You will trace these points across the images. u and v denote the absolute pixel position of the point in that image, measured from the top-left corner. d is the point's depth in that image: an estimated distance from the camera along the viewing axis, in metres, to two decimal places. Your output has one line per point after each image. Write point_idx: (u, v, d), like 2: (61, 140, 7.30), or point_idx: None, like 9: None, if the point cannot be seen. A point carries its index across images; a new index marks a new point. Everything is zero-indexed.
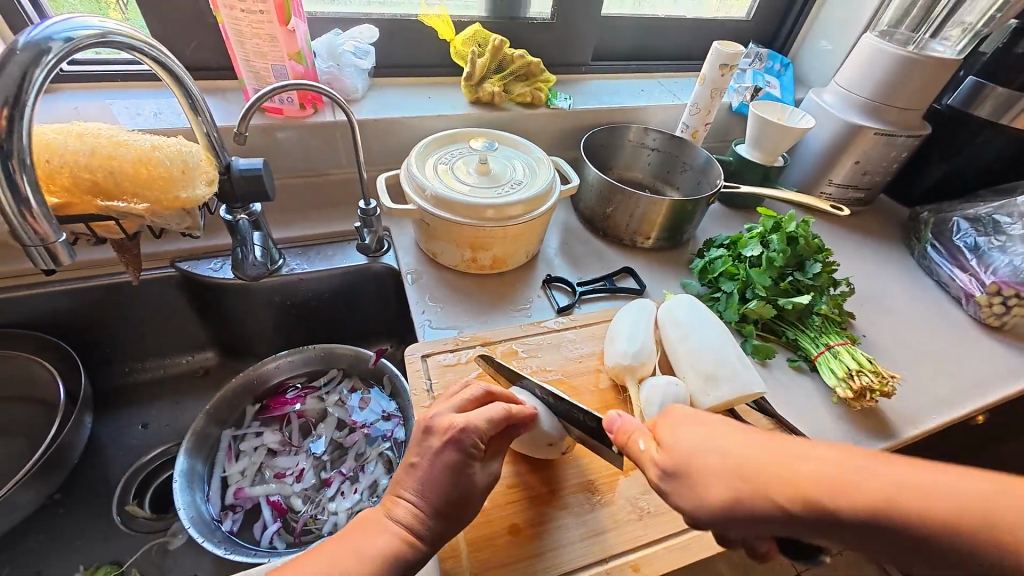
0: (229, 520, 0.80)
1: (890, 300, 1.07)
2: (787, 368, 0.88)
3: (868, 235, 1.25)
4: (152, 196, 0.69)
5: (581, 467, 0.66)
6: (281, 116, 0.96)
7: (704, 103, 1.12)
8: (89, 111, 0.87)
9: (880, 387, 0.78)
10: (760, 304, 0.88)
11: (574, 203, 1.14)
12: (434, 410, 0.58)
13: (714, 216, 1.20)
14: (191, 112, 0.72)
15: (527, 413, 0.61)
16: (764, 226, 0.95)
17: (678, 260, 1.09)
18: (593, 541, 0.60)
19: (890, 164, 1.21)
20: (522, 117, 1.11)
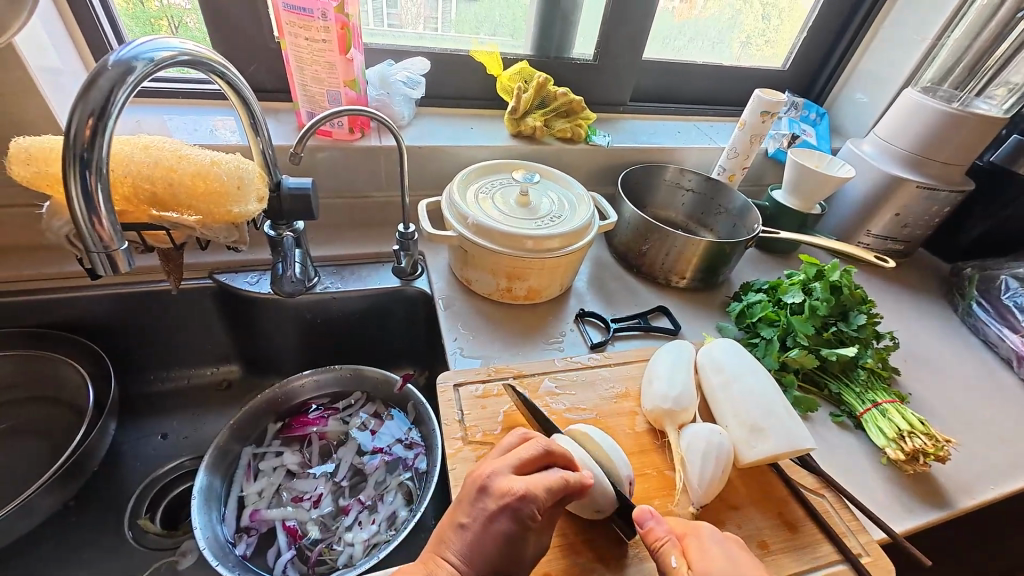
0: (243, 543, 0.77)
1: (935, 358, 1.03)
2: (830, 423, 0.84)
3: (908, 288, 1.22)
4: (205, 209, 0.70)
5: (617, 516, 0.63)
6: (329, 138, 0.98)
7: (743, 148, 1.12)
8: (150, 124, 0.91)
9: (935, 451, 0.74)
10: (802, 353, 0.85)
11: (608, 239, 1.14)
12: (491, 469, 0.57)
13: (749, 259, 1.19)
14: (252, 131, 0.74)
15: (585, 483, 0.57)
16: (806, 273, 0.93)
17: (713, 301, 1.07)
18: None
19: (931, 217, 1.19)
20: (561, 152, 1.13)
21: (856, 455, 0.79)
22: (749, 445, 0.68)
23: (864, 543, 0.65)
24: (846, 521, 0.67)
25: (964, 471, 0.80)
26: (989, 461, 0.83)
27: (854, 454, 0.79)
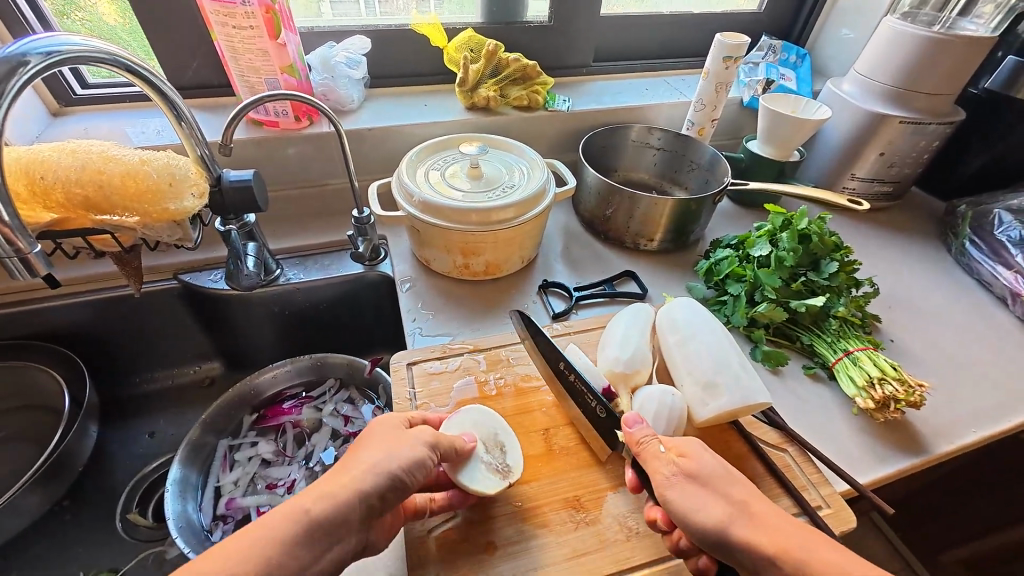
0: (220, 530, 0.80)
1: (924, 302, 0.98)
2: (802, 377, 0.81)
3: (898, 231, 1.16)
4: (141, 209, 0.70)
5: (567, 483, 0.62)
6: (277, 129, 0.97)
7: (709, 98, 1.07)
8: (98, 130, 0.92)
9: (906, 397, 0.71)
10: (770, 307, 0.82)
11: (574, 206, 1.11)
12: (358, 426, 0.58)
13: (725, 215, 1.14)
14: (176, 121, 0.73)
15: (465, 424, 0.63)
16: (774, 223, 0.89)
17: (684, 262, 1.03)
18: (575, 563, 0.55)
19: (920, 154, 1.12)
20: (519, 121, 1.10)
21: (827, 407, 0.77)
22: (702, 403, 0.66)
23: (825, 495, 0.63)
24: (808, 474, 0.65)
25: (945, 416, 0.76)
26: (974, 404, 0.79)
27: (826, 406, 0.77)
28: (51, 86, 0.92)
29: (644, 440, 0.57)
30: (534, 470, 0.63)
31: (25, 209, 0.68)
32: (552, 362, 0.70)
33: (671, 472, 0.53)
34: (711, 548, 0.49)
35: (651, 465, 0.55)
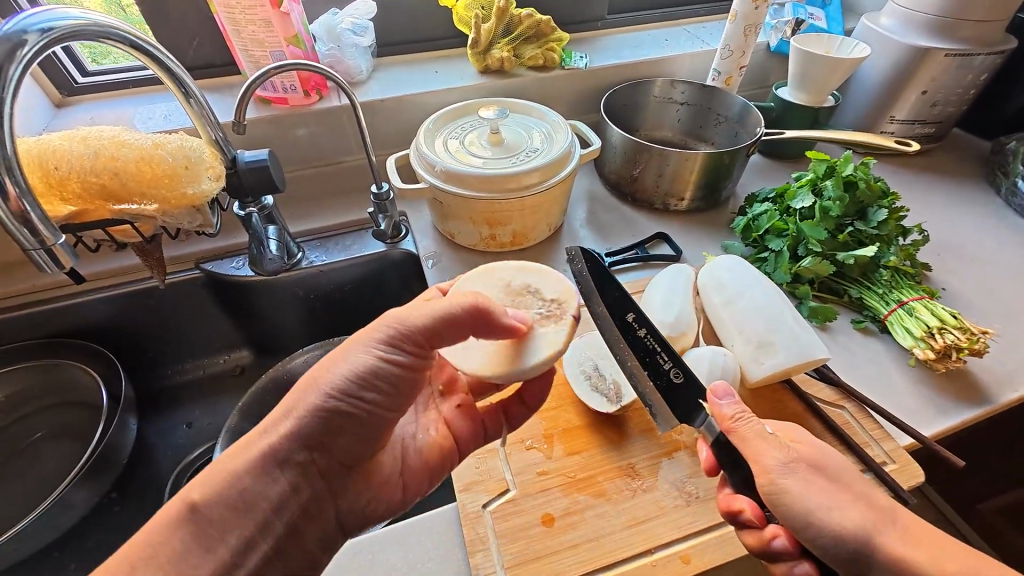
0: None
1: (974, 247, 0.93)
2: (851, 331, 0.78)
3: (941, 175, 1.09)
4: (159, 194, 0.67)
5: (619, 451, 0.60)
6: (286, 106, 0.93)
7: (738, 43, 1.00)
8: (105, 119, 0.89)
9: (969, 345, 0.68)
10: (816, 260, 0.78)
11: (598, 169, 1.06)
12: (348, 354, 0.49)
13: (756, 169, 1.09)
14: (183, 97, 0.69)
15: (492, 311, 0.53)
16: (816, 172, 0.84)
17: (717, 221, 0.99)
18: (636, 530, 0.54)
19: (965, 89, 1.05)
20: (536, 82, 1.04)
21: (881, 361, 0.73)
22: (756, 362, 0.63)
23: (889, 450, 0.61)
24: (869, 430, 0.63)
25: (1006, 363, 0.73)
26: None
27: (880, 361, 0.74)
28: (50, 75, 0.89)
29: (739, 417, 0.51)
30: (586, 440, 0.61)
31: (44, 202, 0.66)
32: (617, 315, 0.63)
33: (779, 459, 0.47)
34: (809, 531, 0.45)
35: (755, 448, 0.49)
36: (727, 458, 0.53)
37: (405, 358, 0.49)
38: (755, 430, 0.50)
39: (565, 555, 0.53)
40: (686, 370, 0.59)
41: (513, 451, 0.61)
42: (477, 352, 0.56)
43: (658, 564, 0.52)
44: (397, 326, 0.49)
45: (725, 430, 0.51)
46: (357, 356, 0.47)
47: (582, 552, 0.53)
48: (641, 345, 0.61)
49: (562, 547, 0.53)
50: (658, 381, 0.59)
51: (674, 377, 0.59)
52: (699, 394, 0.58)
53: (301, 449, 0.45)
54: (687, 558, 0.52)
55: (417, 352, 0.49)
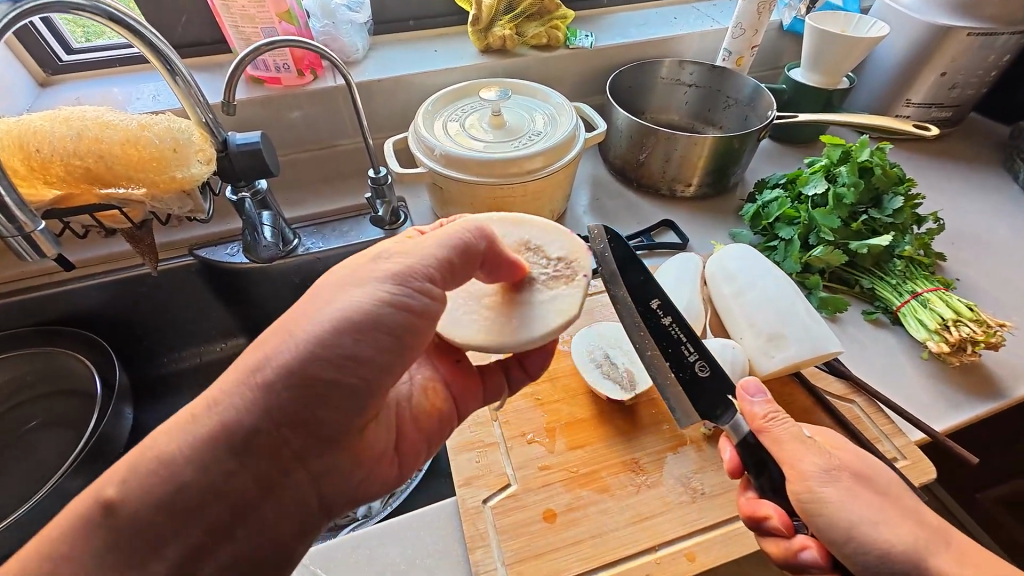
0: None
1: (990, 236, 0.90)
2: (862, 323, 0.75)
3: (956, 161, 1.06)
4: (146, 178, 0.65)
5: (623, 445, 0.59)
6: (279, 86, 0.90)
7: (750, 22, 0.95)
8: (91, 99, 0.85)
9: (984, 338, 0.66)
10: (827, 249, 0.75)
11: (603, 154, 1.03)
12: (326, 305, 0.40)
13: (766, 154, 1.05)
14: (169, 75, 0.65)
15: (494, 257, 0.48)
16: (830, 158, 0.81)
17: (725, 207, 0.96)
18: (641, 526, 0.53)
19: (986, 71, 1.01)
20: (539, 62, 1.00)
21: (892, 353, 0.72)
22: (767, 356, 0.61)
23: (900, 446, 0.59)
24: (880, 425, 0.61)
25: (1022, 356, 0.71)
26: None
27: (892, 354, 0.72)
28: (33, 52, 0.85)
29: (772, 417, 0.50)
30: (589, 435, 0.60)
31: (26, 186, 0.63)
32: (641, 301, 0.61)
33: (819, 467, 0.46)
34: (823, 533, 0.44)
35: (792, 452, 0.47)
36: (752, 460, 0.51)
37: (417, 300, 0.42)
38: (789, 432, 0.48)
39: (567, 551, 0.51)
40: (711, 363, 0.58)
41: (514, 445, 0.59)
42: (470, 319, 0.50)
43: (662, 562, 0.51)
44: (403, 261, 0.42)
45: (755, 430, 0.50)
46: (357, 302, 0.40)
47: (585, 549, 0.52)
48: (665, 333, 0.59)
49: (564, 543, 0.52)
50: (681, 373, 0.58)
51: (698, 370, 0.58)
52: (727, 388, 0.57)
53: (274, 426, 0.38)
54: (692, 555, 0.51)
55: (432, 293, 0.43)
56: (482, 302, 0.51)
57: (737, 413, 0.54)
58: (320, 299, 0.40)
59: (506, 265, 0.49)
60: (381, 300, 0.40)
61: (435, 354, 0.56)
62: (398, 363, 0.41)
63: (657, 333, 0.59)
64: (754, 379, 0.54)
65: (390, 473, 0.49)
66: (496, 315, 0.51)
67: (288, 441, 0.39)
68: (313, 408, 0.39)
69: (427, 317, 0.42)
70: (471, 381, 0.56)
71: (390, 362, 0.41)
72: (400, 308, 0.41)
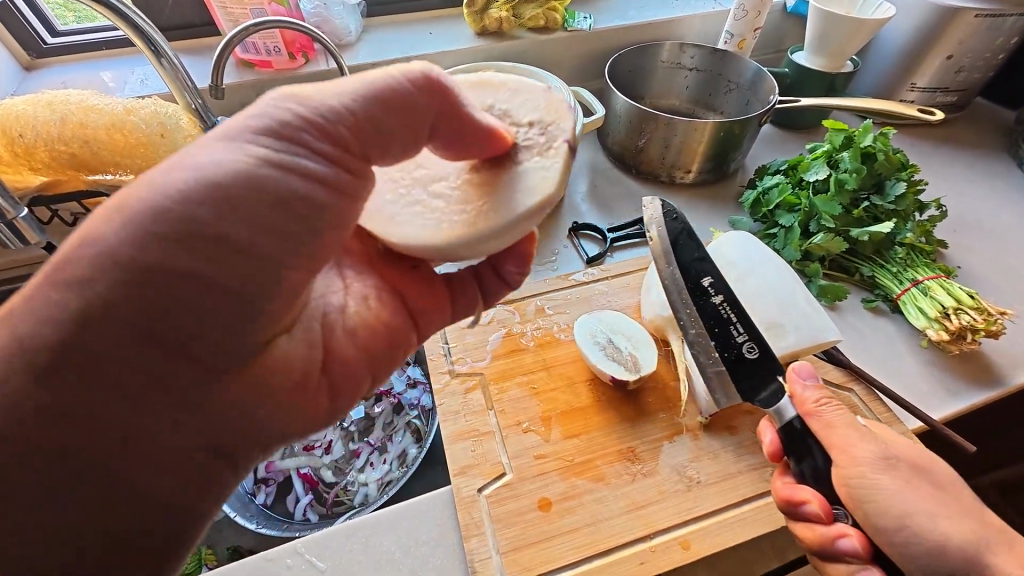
0: (263, 493, 0.78)
1: (993, 223, 0.89)
2: (862, 311, 0.75)
3: (960, 147, 1.04)
4: (134, 165, 0.63)
5: (619, 433, 0.59)
6: (270, 69, 0.88)
7: (754, 2, 0.93)
8: (76, 84, 0.83)
9: (984, 326, 0.65)
10: (828, 237, 0.74)
11: (602, 140, 1.01)
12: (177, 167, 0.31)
13: (767, 140, 1.04)
14: (153, 56, 0.63)
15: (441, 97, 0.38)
16: (832, 143, 0.79)
17: (725, 194, 0.95)
18: (636, 514, 0.53)
19: (993, 54, 0.99)
20: (537, 45, 0.98)
21: (891, 342, 0.71)
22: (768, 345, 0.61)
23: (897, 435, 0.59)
24: (877, 413, 0.61)
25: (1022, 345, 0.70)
26: None
27: (891, 342, 0.71)
28: (16, 35, 0.83)
29: (822, 402, 0.50)
30: (584, 423, 0.60)
31: (13, 172, 0.62)
32: (692, 278, 0.59)
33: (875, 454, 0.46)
34: None
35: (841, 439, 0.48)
36: (795, 445, 0.51)
37: (320, 167, 0.34)
38: (844, 418, 0.48)
39: (562, 540, 0.51)
40: (761, 344, 0.57)
41: (510, 434, 0.59)
42: (422, 217, 0.41)
43: (658, 550, 0.51)
44: (308, 116, 0.34)
45: (805, 413, 0.50)
46: (223, 163, 0.31)
47: (580, 537, 0.52)
48: (714, 312, 0.58)
49: (560, 531, 0.52)
50: (728, 354, 0.57)
51: (746, 351, 0.57)
52: (777, 370, 0.56)
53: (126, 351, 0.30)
54: (687, 543, 0.51)
55: (341, 160, 0.35)
56: (436, 192, 0.42)
57: (783, 396, 0.54)
58: (170, 165, 0.32)
59: (465, 129, 0.39)
60: (272, 164, 0.33)
61: (376, 266, 0.47)
62: (301, 243, 0.34)
63: (707, 311, 0.58)
64: (804, 363, 0.54)
65: (313, 398, 0.41)
66: (459, 202, 0.41)
67: (144, 368, 0.31)
68: (167, 309, 0.30)
69: (336, 193, 0.35)
70: (426, 292, 0.48)
71: (288, 243, 0.34)
72: (302, 178, 0.34)
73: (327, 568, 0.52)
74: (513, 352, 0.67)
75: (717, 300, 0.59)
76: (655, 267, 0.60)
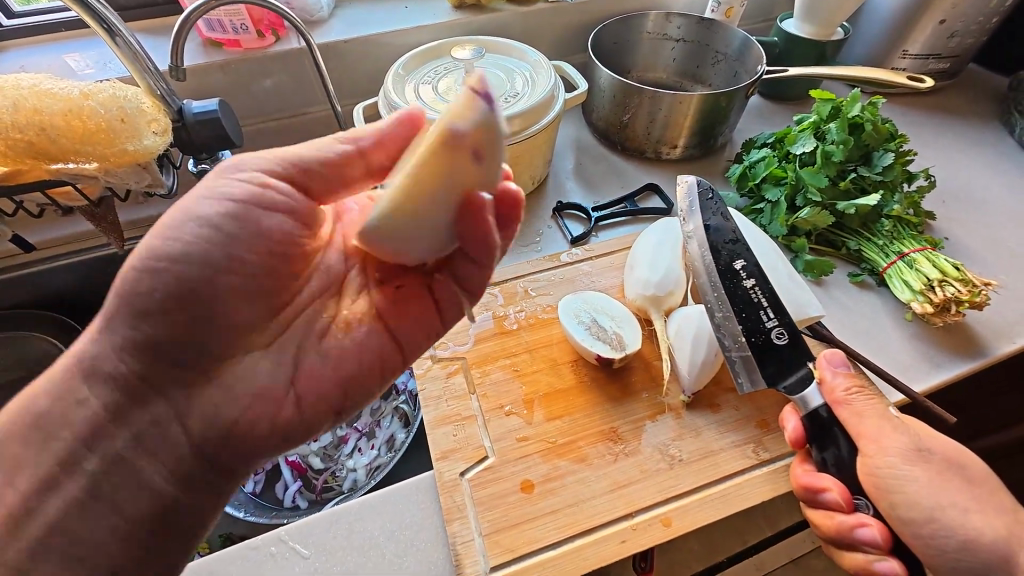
0: (251, 481, 0.78)
1: (982, 193, 0.88)
2: (847, 285, 0.74)
3: (952, 115, 1.02)
4: (95, 151, 0.61)
5: (602, 414, 0.58)
6: (239, 49, 0.84)
7: None
8: (35, 68, 0.80)
9: (969, 298, 0.65)
10: (814, 211, 0.73)
11: (587, 116, 0.98)
12: None
13: (755, 113, 1.01)
14: (106, 35, 0.61)
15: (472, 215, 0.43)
16: (819, 114, 0.78)
17: (712, 169, 0.93)
18: (617, 494, 0.53)
19: (987, 18, 0.96)
20: (517, 17, 0.94)
21: (876, 316, 0.70)
22: None
23: None
24: None
25: (1006, 315, 0.70)
26: None
27: (877, 316, 0.71)
28: None
29: (851, 395, 0.49)
30: (567, 405, 0.59)
31: None
32: (724, 260, 0.60)
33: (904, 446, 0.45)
34: None
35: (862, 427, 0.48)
36: (819, 434, 0.51)
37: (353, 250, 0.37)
38: (875, 408, 0.48)
39: (544, 521, 0.52)
40: (790, 330, 0.56)
41: (492, 418, 0.59)
42: None
43: (638, 528, 0.51)
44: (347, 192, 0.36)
45: (833, 403, 0.50)
46: None
47: (561, 518, 0.52)
48: (742, 296, 0.58)
49: (542, 512, 0.52)
50: (755, 338, 0.56)
51: (776, 337, 0.56)
52: (807, 357, 0.55)
53: None
54: (668, 521, 0.52)
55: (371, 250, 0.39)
56: None
57: (812, 384, 0.53)
58: None
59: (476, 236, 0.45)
60: None
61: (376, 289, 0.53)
62: None
63: (736, 293, 0.58)
64: (836, 351, 0.53)
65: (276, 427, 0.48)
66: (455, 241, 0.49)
67: None
68: None
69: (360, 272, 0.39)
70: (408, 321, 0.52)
71: None
72: None
73: (310, 554, 0.52)
74: (495, 334, 0.66)
75: (749, 283, 0.58)
76: (687, 250, 0.62)
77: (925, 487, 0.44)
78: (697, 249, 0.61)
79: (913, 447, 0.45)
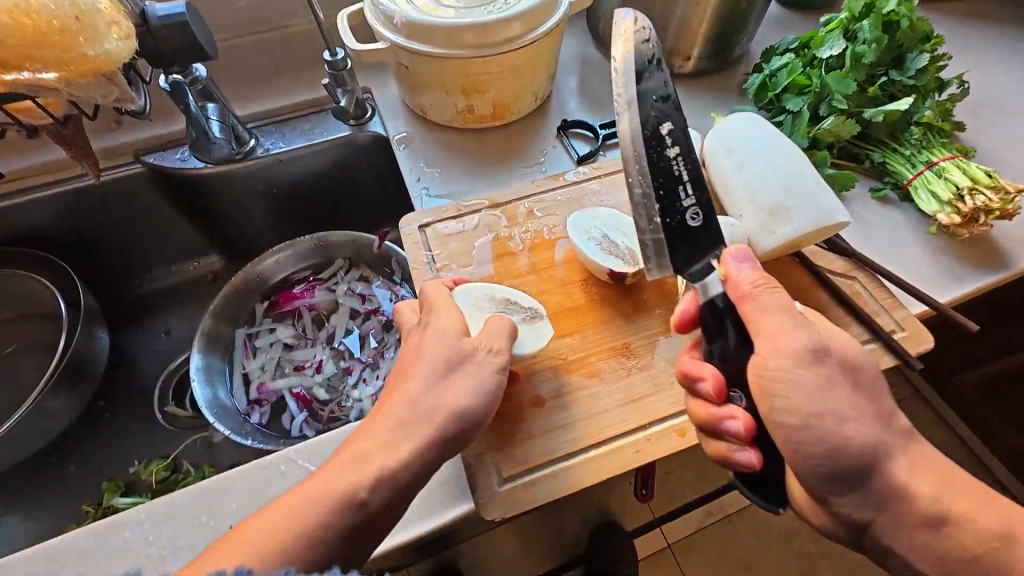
0: (258, 413, 0.78)
1: (1016, 103, 0.82)
2: (869, 201, 0.70)
3: (986, 21, 0.95)
4: (50, 57, 0.54)
5: (614, 330, 0.57)
6: None
7: None
8: None
9: (999, 207, 0.62)
10: (839, 119, 0.68)
11: (592, 27, 0.90)
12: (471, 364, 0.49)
13: (775, 21, 0.93)
14: None
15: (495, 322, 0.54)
16: (851, 12, 0.71)
17: (728, 83, 0.87)
18: (631, 407, 0.52)
19: None
20: None
21: (896, 231, 0.67)
22: (768, 232, 0.55)
23: (901, 319, 0.57)
24: (879, 299, 0.58)
25: None
26: None
27: (899, 231, 0.67)
28: None
29: (759, 286, 0.46)
30: (578, 322, 0.57)
31: None
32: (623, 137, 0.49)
33: None
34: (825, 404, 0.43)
35: None
36: (713, 322, 0.49)
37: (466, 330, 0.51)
38: None
39: (556, 434, 0.51)
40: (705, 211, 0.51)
41: None
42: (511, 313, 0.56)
43: (652, 439, 0.51)
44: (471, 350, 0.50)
45: (738, 298, 0.47)
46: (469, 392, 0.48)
47: (573, 430, 0.51)
48: (666, 169, 0.49)
49: (554, 425, 0.51)
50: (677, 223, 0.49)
51: (690, 217, 0.51)
52: (717, 241, 0.51)
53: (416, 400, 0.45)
54: (683, 432, 0.51)
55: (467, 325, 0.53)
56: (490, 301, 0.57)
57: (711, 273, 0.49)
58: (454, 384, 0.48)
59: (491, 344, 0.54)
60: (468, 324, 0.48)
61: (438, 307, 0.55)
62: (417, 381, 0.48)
63: (659, 171, 0.49)
64: (741, 246, 0.49)
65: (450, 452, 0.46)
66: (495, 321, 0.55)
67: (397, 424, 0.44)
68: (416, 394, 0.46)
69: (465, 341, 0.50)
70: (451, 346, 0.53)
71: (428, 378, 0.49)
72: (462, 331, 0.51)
73: (320, 472, 0.52)
74: (499, 256, 0.64)
75: (675, 159, 0.50)
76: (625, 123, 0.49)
77: (816, 387, 0.43)
78: (624, 111, 0.48)
79: (809, 344, 0.44)
